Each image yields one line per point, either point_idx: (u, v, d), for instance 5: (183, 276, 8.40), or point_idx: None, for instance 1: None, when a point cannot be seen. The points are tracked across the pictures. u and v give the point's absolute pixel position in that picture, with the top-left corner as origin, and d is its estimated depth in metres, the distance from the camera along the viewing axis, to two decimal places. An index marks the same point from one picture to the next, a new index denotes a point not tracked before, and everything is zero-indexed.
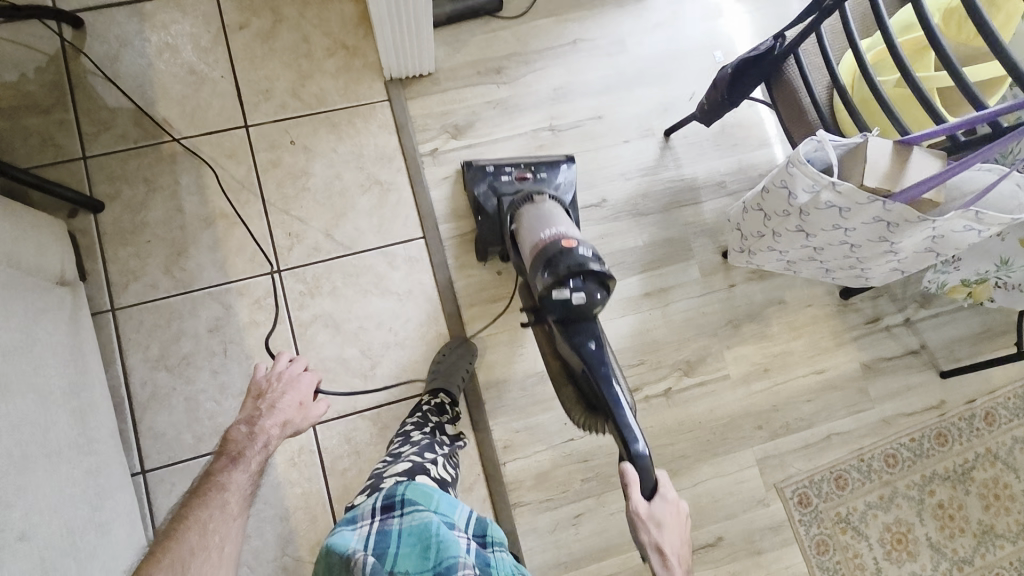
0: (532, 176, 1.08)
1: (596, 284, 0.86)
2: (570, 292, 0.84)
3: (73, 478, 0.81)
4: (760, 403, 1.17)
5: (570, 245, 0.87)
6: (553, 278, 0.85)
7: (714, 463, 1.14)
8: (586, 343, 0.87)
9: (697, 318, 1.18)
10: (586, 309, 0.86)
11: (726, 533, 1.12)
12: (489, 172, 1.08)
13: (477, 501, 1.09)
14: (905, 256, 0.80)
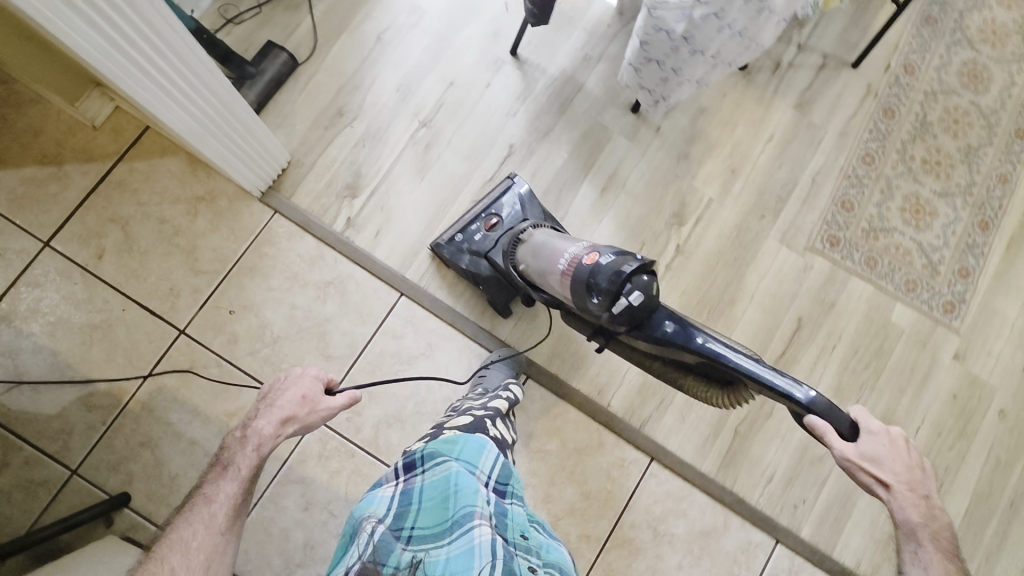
0: (496, 219, 1.10)
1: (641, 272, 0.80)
2: (631, 300, 0.78)
3: None
4: (749, 197, 1.24)
5: (593, 260, 0.82)
6: (597, 288, 0.80)
7: (754, 270, 1.22)
8: (692, 342, 0.79)
9: (655, 175, 1.22)
10: (648, 306, 0.79)
11: (801, 312, 1.21)
12: (455, 245, 1.10)
13: (614, 446, 1.13)
14: (782, 11, 0.86)
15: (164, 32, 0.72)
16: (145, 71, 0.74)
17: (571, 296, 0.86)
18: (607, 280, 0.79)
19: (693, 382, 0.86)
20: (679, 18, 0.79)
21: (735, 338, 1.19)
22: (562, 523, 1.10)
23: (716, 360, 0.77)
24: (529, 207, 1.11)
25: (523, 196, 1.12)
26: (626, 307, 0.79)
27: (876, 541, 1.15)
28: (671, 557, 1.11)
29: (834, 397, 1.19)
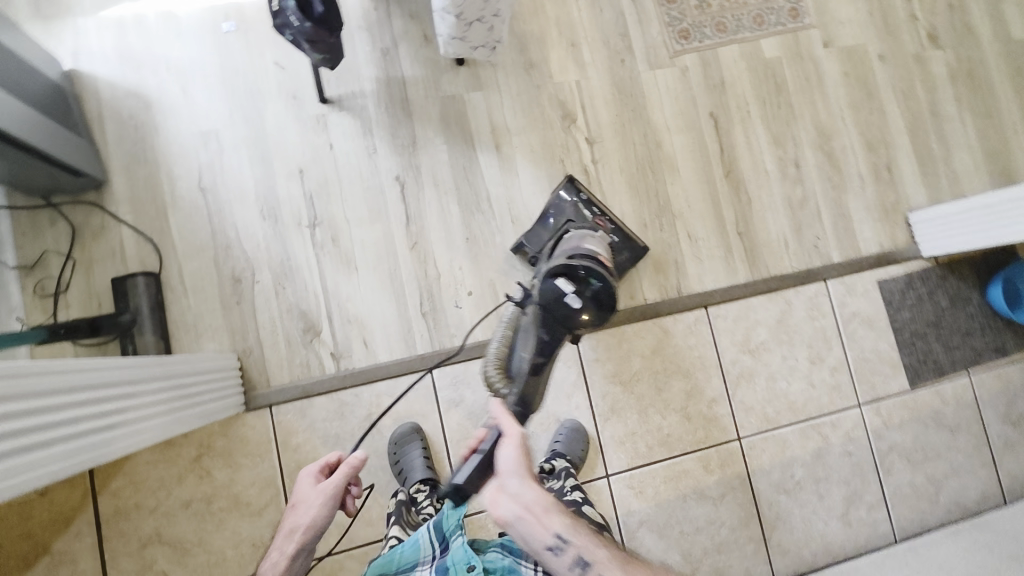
0: (606, 225, 1.13)
1: (599, 320, 0.88)
2: (568, 291, 0.85)
3: None
4: (602, 54, 1.25)
5: (602, 261, 0.90)
6: (570, 266, 0.85)
7: (652, 107, 1.26)
8: (545, 342, 0.86)
9: (523, 100, 1.21)
10: (569, 313, 0.85)
11: (707, 108, 1.29)
12: (571, 202, 1.13)
13: (674, 323, 1.21)
14: None
15: (76, 386, 0.61)
16: (93, 437, 0.63)
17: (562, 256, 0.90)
18: (583, 268, 0.85)
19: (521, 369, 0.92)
20: None
21: (682, 170, 1.26)
22: (691, 408, 1.19)
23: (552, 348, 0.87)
24: (622, 258, 1.14)
25: (632, 249, 1.14)
26: (552, 290, 0.85)
27: (876, 219, 1.33)
28: (773, 357, 1.24)
29: (778, 148, 1.31)
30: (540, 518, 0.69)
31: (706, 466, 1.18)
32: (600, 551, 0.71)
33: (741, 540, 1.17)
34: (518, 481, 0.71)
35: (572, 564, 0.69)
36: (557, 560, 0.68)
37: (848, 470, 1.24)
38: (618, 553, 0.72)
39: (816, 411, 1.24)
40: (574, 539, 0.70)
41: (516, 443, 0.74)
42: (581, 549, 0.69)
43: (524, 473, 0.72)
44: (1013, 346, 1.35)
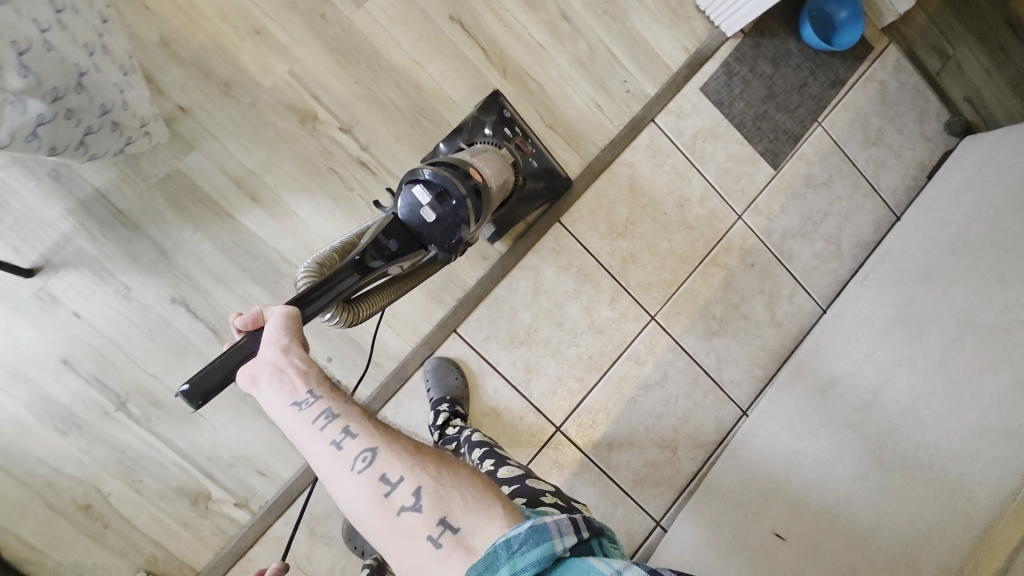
0: (529, 146, 1.07)
1: (454, 236, 0.76)
2: (423, 199, 0.74)
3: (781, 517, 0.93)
4: (298, 24, 1.02)
5: (473, 174, 0.81)
6: (429, 176, 0.76)
7: (388, 50, 1.06)
8: (386, 246, 0.71)
9: (247, 129, 1.00)
10: (428, 220, 0.75)
11: (445, 13, 1.09)
12: (478, 133, 1.04)
13: (537, 255, 1.12)
14: None
15: None
16: None
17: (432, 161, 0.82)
18: (442, 176, 0.76)
19: (374, 299, 0.71)
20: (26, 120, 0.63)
21: (459, 97, 1.10)
22: (596, 320, 1.15)
23: (377, 250, 0.69)
24: (543, 182, 1.09)
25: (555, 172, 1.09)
26: (410, 201, 0.75)
27: (669, 25, 1.21)
28: (643, 224, 1.19)
29: (538, 10, 1.14)
30: (297, 373, 0.55)
31: (637, 360, 1.17)
32: (397, 443, 0.52)
33: (698, 399, 1.21)
34: (277, 354, 0.55)
35: (334, 440, 0.52)
36: (304, 415, 0.53)
37: (758, 280, 1.25)
38: (417, 445, 0.53)
39: (707, 247, 1.22)
40: (327, 397, 0.54)
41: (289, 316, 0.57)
42: (349, 420, 0.53)
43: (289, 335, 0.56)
44: (846, 72, 1.31)
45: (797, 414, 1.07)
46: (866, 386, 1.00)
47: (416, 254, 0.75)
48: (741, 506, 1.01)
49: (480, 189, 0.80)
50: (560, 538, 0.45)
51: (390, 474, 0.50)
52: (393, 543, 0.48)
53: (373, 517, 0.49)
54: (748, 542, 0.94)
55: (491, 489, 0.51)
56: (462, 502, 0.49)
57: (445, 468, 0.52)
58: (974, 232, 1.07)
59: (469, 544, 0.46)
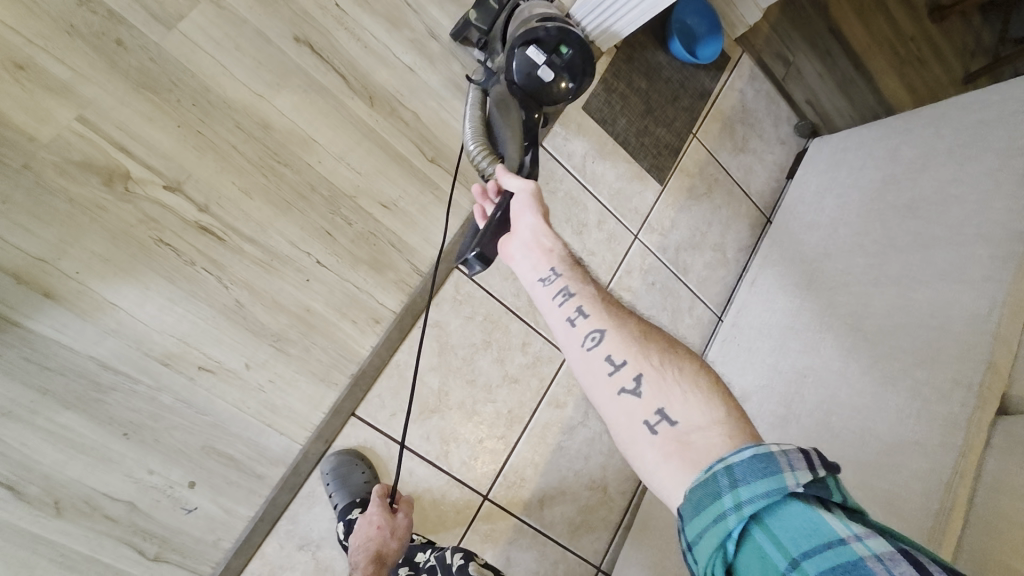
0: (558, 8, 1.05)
1: (576, 84, 0.91)
2: (540, 60, 0.86)
3: None
4: (84, 55, 0.77)
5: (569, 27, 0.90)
6: (543, 36, 0.86)
7: (219, 83, 0.85)
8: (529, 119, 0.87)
9: (23, 201, 0.73)
10: (547, 81, 0.87)
11: (288, 34, 0.90)
12: None
13: (436, 308, 0.99)
14: None
15: None
16: None
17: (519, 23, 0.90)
18: (549, 37, 0.87)
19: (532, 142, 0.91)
20: None
21: (321, 134, 0.91)
22: (511, 368, 1.05)
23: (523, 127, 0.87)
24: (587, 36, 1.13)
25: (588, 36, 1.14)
26: (527, 60, 0.85)
27: None
28: None
29: (401, 27, 0.99)
30: (541, 252, 0.67)
31: (558, 403, 1.09)
32: (626, 329, 0.56)
33: None
34: (530, 232, 0.69)
35: (570, 316, 0.58)
36: (547, 289, 0.62)
37: (660, 298, 1.23)
38: (647, 335, 0.56)
39: (610, 272, 1.17)
40: (566, 276, 0.63)
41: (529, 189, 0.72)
42: (584, 301, 0.59)
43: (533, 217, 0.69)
44: (710, 83, 1.34)
45: None
46: (779, 399, 1.03)
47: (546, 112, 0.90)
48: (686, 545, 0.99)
49: (577, 41, 0.89)
50: (791, 471, 0.40)
51: (615, 355, 0.54)
52: (611, 414, 0.52)
53: (598, 388, 0.53)
54: None
55: (716, 392, 0.50)
56: (681, 395, 0.50)
57: (671, 362, 0.53)
58: (844, 236, 1.15)
59: (687, 438, 0.47)
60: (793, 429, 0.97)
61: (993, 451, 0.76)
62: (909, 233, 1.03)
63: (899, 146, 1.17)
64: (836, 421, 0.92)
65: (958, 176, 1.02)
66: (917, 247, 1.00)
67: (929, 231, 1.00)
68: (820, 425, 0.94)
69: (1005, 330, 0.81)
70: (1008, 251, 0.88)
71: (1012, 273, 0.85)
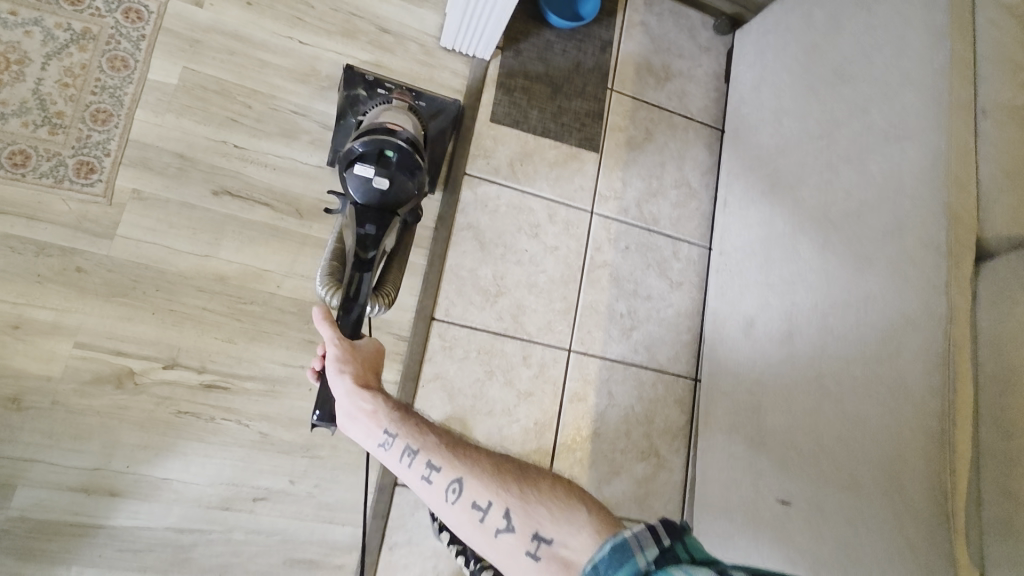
0: (410, 93, 1.05)
1: (411, 186, 0.87)
2: (369, 173, 0.84)
3: (778, 458, 0.93)
4: (56, 293, 0.89)
5: (394, 128, 0.89)
6: (363, 151, 0.85)
7: (169, 261, 0.95)
8: (367, 242, 0.82)
9: (64, 429, 0.86)
10: (382, 188, 0.85)
11: (205, 192, 0.99)
12: (362, 87, 1.04)
13: (432, 362, 1.07)
14: None
15: None
16: None
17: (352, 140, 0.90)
18: (371, 148, 0.85)
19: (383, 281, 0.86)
20: None
21: (269, 262, 1.00)
22: (522, 385, 1.11)
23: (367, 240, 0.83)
24: (442, 116, 1.08)
25: (435, 125, 1.08)
26: (357, 180, 0.84)
27: (431, 78, 1.17)
28: (513, 272, 1.14)
29: (297, 136, 1.06)
30: (370, 415, 0.67)
31: (579, 396, 1.14)
32: (479, 469, 0.60)
33: (651, 394, 1.19)
34: (353, 403, 0.69)
35: (423, 476, 0.61)
36: (391, 454, 0.64)
37: (640, 258, 1.24)
38: (500, 467, 0.60)
39: (581, 256, 1.20)
40: (405, 435, 0.65)
41: (330, 333, 0.72)
42: (433, 457, 0.62)
43: (353, 390, 0.69)
44: (608, 32, 1.32)
45: (738, 372, 1.07)
46: (779, 314, 1.01)
47: (391, 219, 0.86)
48: (740, 485, 1.00)
49: (404, 139, 0.87)
50: (642, 552, 0.47)
51: (479, 500, 0.58)
52: (495, 553, 0.56)
53: (475, 536, 0.57)
54: (764, 515, 0.94)
55: (573, 497, 0.56)
56: (547, 513, 0.55)
57: (527, 486, 0.58)
58: (788, 126, 1.09)
59: (562, 555, 0.52)
60: (796, 351, 0.95)
61: (985, 310, 0.77)
62: (844, 102, 0.98)
63: (812, 12, 1.11)
64: (835, 324, 0.89)
65: (873, 27, 0.97)
66: (854, 116, 0.95)
67: (862, 94, 0.95)
68: (820, 333, 0.91)
69: (959, 177, 0.80)
70: (937, 89, 0.84)
71: (946, 111, 0.83)
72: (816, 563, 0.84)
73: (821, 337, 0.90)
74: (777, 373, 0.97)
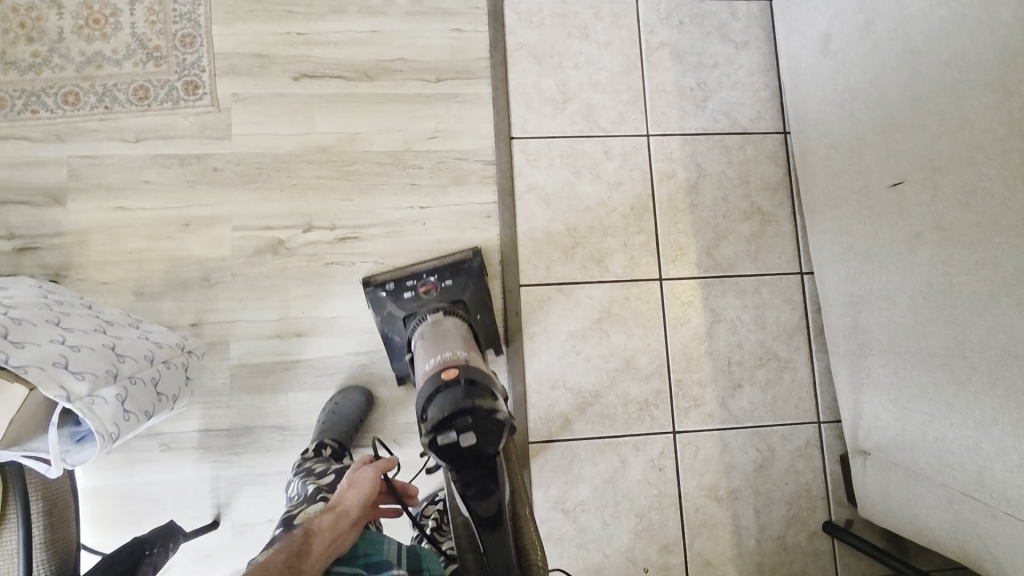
0: (433, 288, 1.05)
1: (505, 424, 0.66)
2: (453, 434, 0.64)
3: (880, 152, 0.92)
4: (207, 192, 1.07)
5: (449, 374, 0.71)
6: (433, 417, 0.66)
7: (280, 147, 1.10)
8: (487, 503, 0.63)
9: (248, 294, 1.06)
10: (475, 450, 0.64)
11: (288, 81, 1.12)
12: (387, 302, 1.04)
13: (522, 177, 1.14)
14: (53, 332, 0.65)
15: None
16: None
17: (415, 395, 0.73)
18: (448, 407, 0.66)
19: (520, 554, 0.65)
20: (126, 414, 0.67)
21: (358, 127, 1.12)
22: (610, 177, 1.16)
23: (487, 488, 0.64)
24: (470, 269, 1.06)
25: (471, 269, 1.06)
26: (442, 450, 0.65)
27: None
28: (574, 77, 1.18)
29: (345, 9, 1.14)
30: None
31: (669, 175, 1.17)
32: None
33: (742, 157, 1.19)
34: None
35: None
36: None
37: (697, 29, 1.22)
38: None
39: (636, 44, 1.20)
40: None
41: None
42: None
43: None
44: None
45: (826, 92, 1.05)
46: (852, 13, 0.96)
47: (499, 464, 0.66)
48: (849, 194, 1.00)
49: (475, 385, 0.68)
50: None
51: None
52: None
53: None
54: (878, 211, 0.93)
55: None
56: None
57: None
58: None
59: None
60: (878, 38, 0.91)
61: None
62: None
63: None
64: None
65: None
66: None
67: None
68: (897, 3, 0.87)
69: None
70: None
71: None
72: (930, 225, 0.84)
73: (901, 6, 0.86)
74: (863, 70, 0.95)
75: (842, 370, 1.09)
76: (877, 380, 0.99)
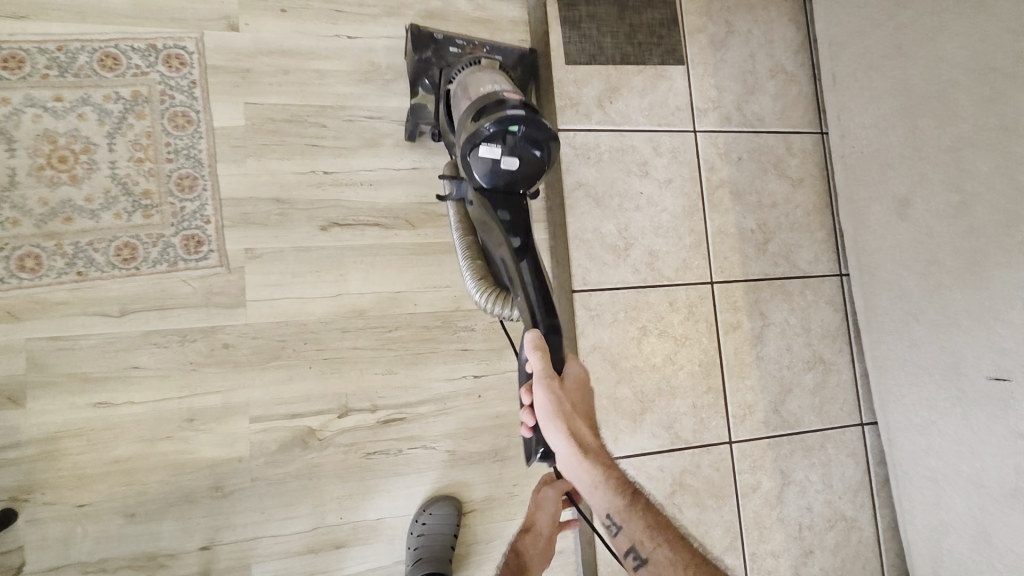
0: (482, 51, 0.89)
1: (543, 161, 0.74)
2: (496, 155, 0.71)
3: (977, 336, 0.91)
4: (215, 374, 0.86)
5: (510, 99, 0.72)
6: (487, 133, 0.69)
7: (307, 313, 0.91)
8: (514, 233, 0.74)
9: (273, 502, 0.87)
10: (518, 166, 0.73)
11: (314, 228, 0.93)
12: (429, 59, 0.89)
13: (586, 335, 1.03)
14: None
15: None
16: None
17: (462, 116, 0.75)
18: (500, 119, 0.69)
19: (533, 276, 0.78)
20: None
21: (399, 283, 0.96)
22: (676, 332, 1.08)
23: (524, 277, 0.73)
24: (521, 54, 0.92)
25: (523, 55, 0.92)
26: (486, 162, 0.71)
27: (491, 36, 1.05)
28: (634, 220, 1.08)
29: (380, 141, 0.97)
30: None
31: (734, 327, 1.11)
32: None
33: (802, 303, 1.15)
34: None
35: None
36: None
37: (755, 165, 1.16)
38: None
39: (696, 182, 1.12)
40: None
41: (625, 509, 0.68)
42: (639, 543, 0.68)
43: (563, 434, 0.67)
44: None
45: (901, 255, 1.02)
46: (943, 185, 0.94)
47: (526, 202, 0.77)
48: (935, 367, 0.98)
49: (534, 111, 0.70)
50: None
51: None
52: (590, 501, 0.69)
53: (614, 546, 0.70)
54: (972, 394, 0.93)
55: None
56: None
57: None
58: None
59: None
60: (975, 220, 0.90)
61: None
62: None
63: None
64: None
65: None
66: None
67: None
68: (1003, 194, 0.86)
69: None
70: None
71: None
72: None
73: (1011, 197, 0.85)
74: (955, 246, 0.93)
75: (919, 541, 1.06)
76: (960, 559, 0.98)
